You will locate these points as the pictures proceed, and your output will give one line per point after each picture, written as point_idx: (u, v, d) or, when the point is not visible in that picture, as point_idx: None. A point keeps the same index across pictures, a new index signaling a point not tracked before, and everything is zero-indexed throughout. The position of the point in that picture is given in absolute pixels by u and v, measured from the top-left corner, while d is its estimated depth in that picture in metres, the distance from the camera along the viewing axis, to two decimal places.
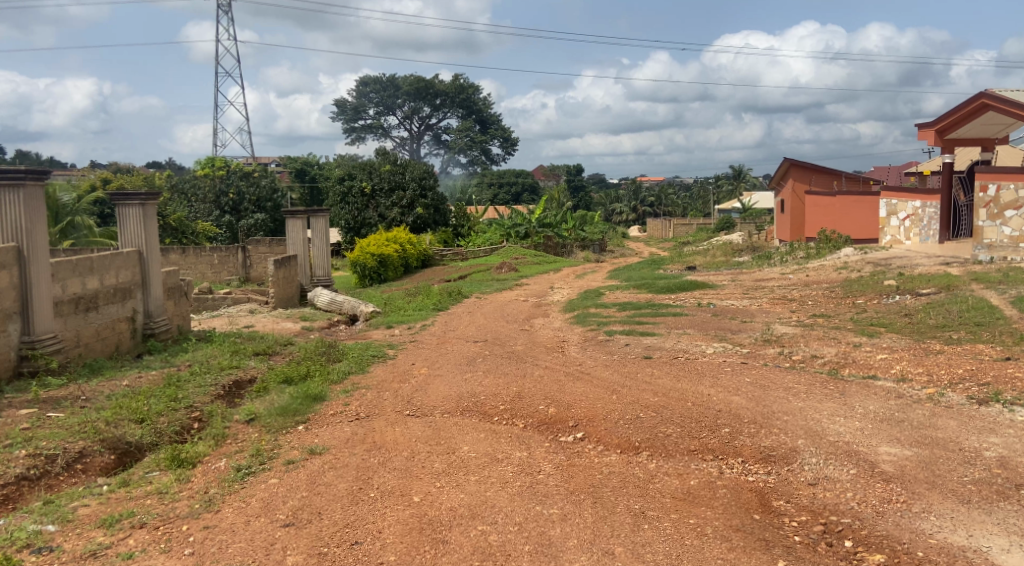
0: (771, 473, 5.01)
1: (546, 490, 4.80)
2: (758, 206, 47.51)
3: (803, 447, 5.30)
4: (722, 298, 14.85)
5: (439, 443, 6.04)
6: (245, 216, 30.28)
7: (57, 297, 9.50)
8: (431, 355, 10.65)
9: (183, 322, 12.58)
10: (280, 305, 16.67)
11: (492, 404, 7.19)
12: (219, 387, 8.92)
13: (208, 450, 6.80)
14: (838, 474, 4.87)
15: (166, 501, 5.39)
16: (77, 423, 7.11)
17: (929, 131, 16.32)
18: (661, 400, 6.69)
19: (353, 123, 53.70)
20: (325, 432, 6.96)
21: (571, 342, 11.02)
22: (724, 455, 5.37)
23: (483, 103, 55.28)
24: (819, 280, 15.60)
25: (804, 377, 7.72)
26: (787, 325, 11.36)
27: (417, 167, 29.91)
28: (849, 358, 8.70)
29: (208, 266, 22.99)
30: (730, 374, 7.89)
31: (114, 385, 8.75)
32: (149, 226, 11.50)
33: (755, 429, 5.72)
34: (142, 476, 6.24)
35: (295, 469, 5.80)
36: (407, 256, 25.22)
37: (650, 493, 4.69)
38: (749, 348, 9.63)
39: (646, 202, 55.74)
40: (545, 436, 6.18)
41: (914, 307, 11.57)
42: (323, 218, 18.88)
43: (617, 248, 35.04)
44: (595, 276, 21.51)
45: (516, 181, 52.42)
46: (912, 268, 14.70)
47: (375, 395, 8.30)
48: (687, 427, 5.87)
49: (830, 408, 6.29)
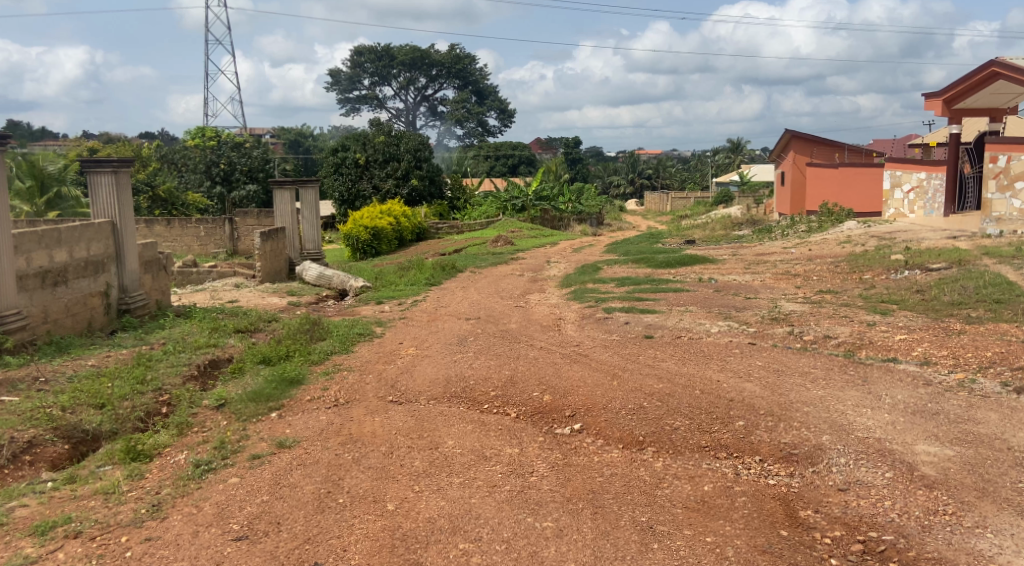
0: (794, 476, 4.43)
1: (539, 497, 4.19)
2: (758, 179, 46.68)
3: (829, 445, 4.70)
4: (723, 273, 14.21)
5: (421, 437, 5.43)
6: (236, 188, 29.30)
7: (19, 271, 8.82)
8: (421, 334, 10.04)
9: (162, 297, 11.90)
10: (268, 280, 15.97)
11: (483, 389, 6.59)
12: (193, 367, 8.30)
13: (168, 441, 6.19)
14: (872, 478, 4.27)
15: (109, 504, 4.77)
16: (30, 408, 6.50)
17: (936, 101, 15.53)
18: (667, 387, 6.08)
19: (348, 93, 52.48)
20: (299, 422, 6.34)
21: (568, 319, 10.41)
22: (739, 453, 4.79)
23: (481, 74, 54.29)
24: (823, 253, 14.99)
25: (820, 361, 7.09)
26: (795, 303, 10.72)
27: (412, 138, 28.97)
28: (864, 338, 8.09)
29: (195, 239, 22.26)
30: (740, 357, 7.28)
31: (79, 365, 8.12)
32: (123, 196, 10.78)
33: (772, 422, 5.11)
34: (92, 471, 5.63)
35: (260, 466, 5.19)
36: (401, 229, 24.53)
37: (659, 503, 4.08)
38: (756, 327, 9.00)
39: (643, 175, 54.80)
40: (539, 428, 5.58)
41: (925, 283, 10.96)
42: (313, 189, 18.07)
43: (615, 221, 34.27)
44: (593, 250, 20.82)
45: (514, 153, 51.14)
46: (918, 242, 14.10)
47: (356, 379, 7.67)
48: (696, 420, 5.27)
49: (857, 397, 5.66)
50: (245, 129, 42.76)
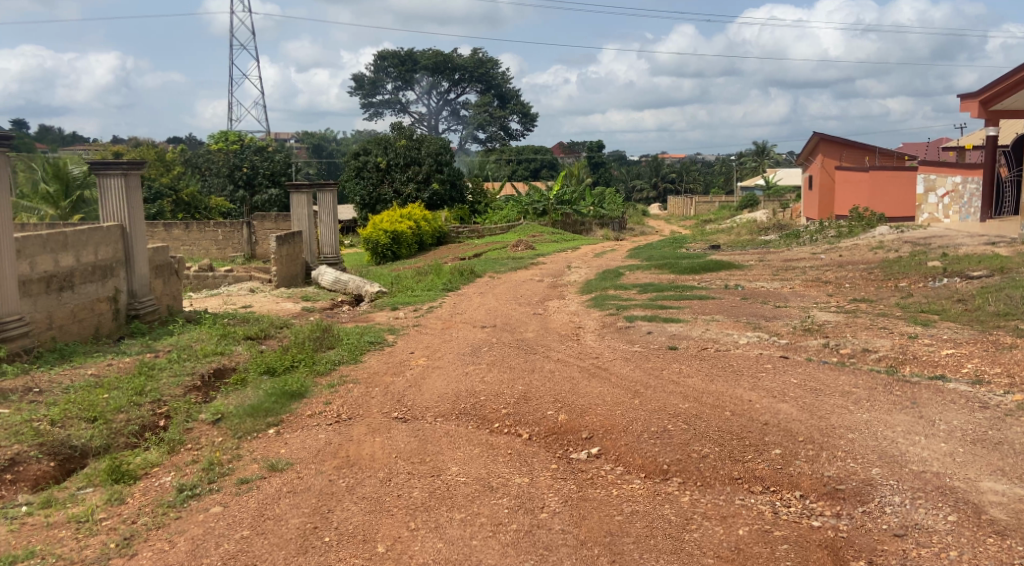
0: (841, 517, 3.91)
1: (549, 540, 3.74)
2: (785, 183, 45.76)
3: (880, 480, 4.16)
4: (751, 279, 13.60)
5: (423, 462, 4.97)
6: (258, 191, 29.18)
7: (22, 276, 8.49)
8: (434, 343, 9.59)
9: (173, 302, 11.53)
10: (284, 284, 15.62)
11: (494, 406, 6.10)
12: (196, 377, 7.87)
13: (157, 461, 5.77)
14: (933, 522, 3.75)
15: (79, 535, 4.35)
16: (17, 421, 6.09)
17: (972, 103, 14.74)
18: (693, 407, 5.54)
19: (370, 98, 52.58)
20: (296, 441, 5.89)
21: (587, 328, 9.89)
22: (777, 487, 4.26)
23: (504, 78, 53.87)
24: (855, 259, 14.31)
25: (862, 379, 6.49)
26: (828, 313, 10.08)
27: (433, 141, 28.67)
28: (908, 352, 7.47)
29: (213, 242, 22.04)
30: (775, 373, 6.71)
31: (77, 375, 7.73)
32: (132, 200, 10.44)
33: (814, 451, 4.56)
34: (71, 494, 5.21)
35: (247, 493, 4.75)
36: (422, 233, 24.14)
37: (686, 550, 3.59)
38: (787, 339, 8.42)
39: (667, 178, 54.15)
40: (553, 452, 5.10)
41: (968, 291, 10.29)
42: (330, 193, 17.70)
43: (638, 226, 33.63)
44: (615, 255, 20.28)
45: (536, 158, 50.78)
46: (956, 247, 13.40)
47: (362, 392, 7.23)
48: (727, 446, 4.74)
49: (906, 423, 5.08)
50: (269, 133, 42.89)
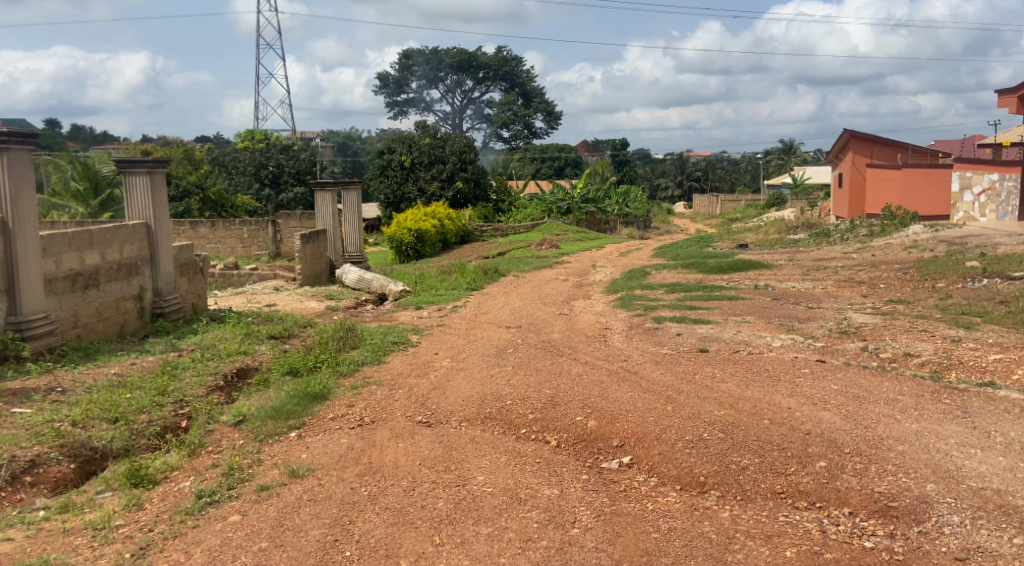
0: (895, 537, 3.65)
1: (581, 558, 3.55)
2: (814, 181, 44.92)
3: (936, 497, 3.89)
4: (781, 279, 13.24)
5: (449, 470, 4.78)
6: (284, 190, 29.26)
7: (48, 274, 8.43)
8: (458, 344, 9.40)
9: (198, 300, 11.46)
10: (308, 282, 15.54)
11: (520, 411, 5.89)
12: (219, 377, 7.75)
13: (177, 464, 5.64)
14: (996, 545, 3.49)
15: (95, 543, 4.21)
16: (38, 422, 6.00)
17: (1010, 98, 14.24)
18: (729, 415, 5.28)
19: (395, 96, 52.61)
20: (318, 445, 5.73)
21: (614, 329, 9.65)
22: (823, 503, 4.01)
23: (528, 76, 53.60)
24: (889, 259, 13.87)
25: (907, 385, 6.18)
26: (865, 315, 9.71)
27: (458, 140, 28.50)
28: (952, 357, 7.13)
29: (238, 240, 22.08)
30: (816, 379, 6.41)
31: (100, 374, 7.64)
32: (158, 198, 10.37)
33: (862, 465, 4.29)
34: (90, 498, 5.10)
35: (267, 500, 4.59)
36: (445, 231, 24.01)
37: None
38: (823, 342, 8.10)
39: (692, 176, 53.53)
40: (582, 461, 4.88)
41: (1011, 293, 9.87)
42: (355, 191, 17.59)
43: (663, 225, 33.20)
44: (640, 254, 19.96)
45: (560, 156, 50.43)
46: (995, 247, 12.93)
47: (385, 395, 7.06)
48: (768, 457, 4.49)
49: (960, 435, 4.77)
50: (295, 133, 43.02)
